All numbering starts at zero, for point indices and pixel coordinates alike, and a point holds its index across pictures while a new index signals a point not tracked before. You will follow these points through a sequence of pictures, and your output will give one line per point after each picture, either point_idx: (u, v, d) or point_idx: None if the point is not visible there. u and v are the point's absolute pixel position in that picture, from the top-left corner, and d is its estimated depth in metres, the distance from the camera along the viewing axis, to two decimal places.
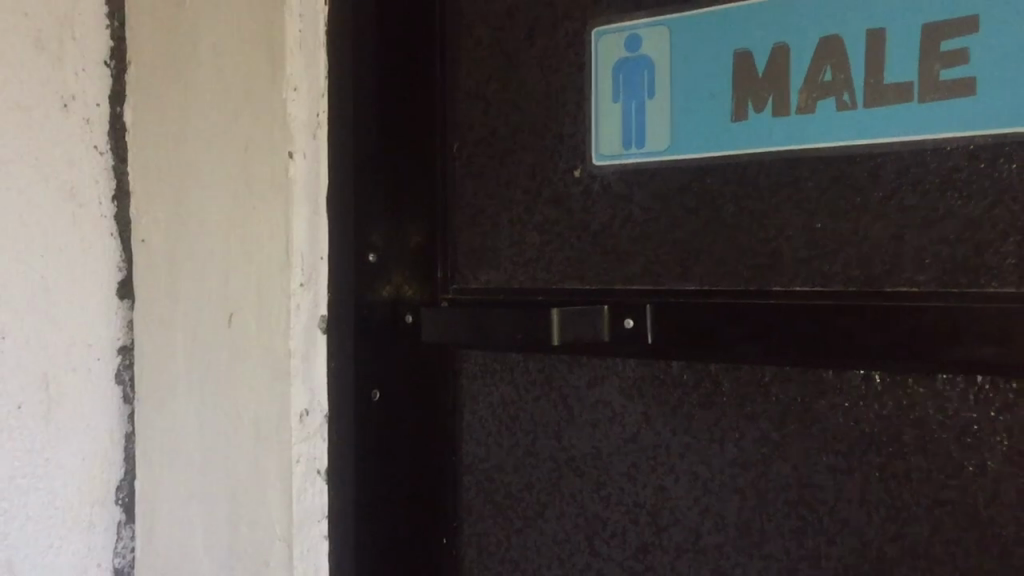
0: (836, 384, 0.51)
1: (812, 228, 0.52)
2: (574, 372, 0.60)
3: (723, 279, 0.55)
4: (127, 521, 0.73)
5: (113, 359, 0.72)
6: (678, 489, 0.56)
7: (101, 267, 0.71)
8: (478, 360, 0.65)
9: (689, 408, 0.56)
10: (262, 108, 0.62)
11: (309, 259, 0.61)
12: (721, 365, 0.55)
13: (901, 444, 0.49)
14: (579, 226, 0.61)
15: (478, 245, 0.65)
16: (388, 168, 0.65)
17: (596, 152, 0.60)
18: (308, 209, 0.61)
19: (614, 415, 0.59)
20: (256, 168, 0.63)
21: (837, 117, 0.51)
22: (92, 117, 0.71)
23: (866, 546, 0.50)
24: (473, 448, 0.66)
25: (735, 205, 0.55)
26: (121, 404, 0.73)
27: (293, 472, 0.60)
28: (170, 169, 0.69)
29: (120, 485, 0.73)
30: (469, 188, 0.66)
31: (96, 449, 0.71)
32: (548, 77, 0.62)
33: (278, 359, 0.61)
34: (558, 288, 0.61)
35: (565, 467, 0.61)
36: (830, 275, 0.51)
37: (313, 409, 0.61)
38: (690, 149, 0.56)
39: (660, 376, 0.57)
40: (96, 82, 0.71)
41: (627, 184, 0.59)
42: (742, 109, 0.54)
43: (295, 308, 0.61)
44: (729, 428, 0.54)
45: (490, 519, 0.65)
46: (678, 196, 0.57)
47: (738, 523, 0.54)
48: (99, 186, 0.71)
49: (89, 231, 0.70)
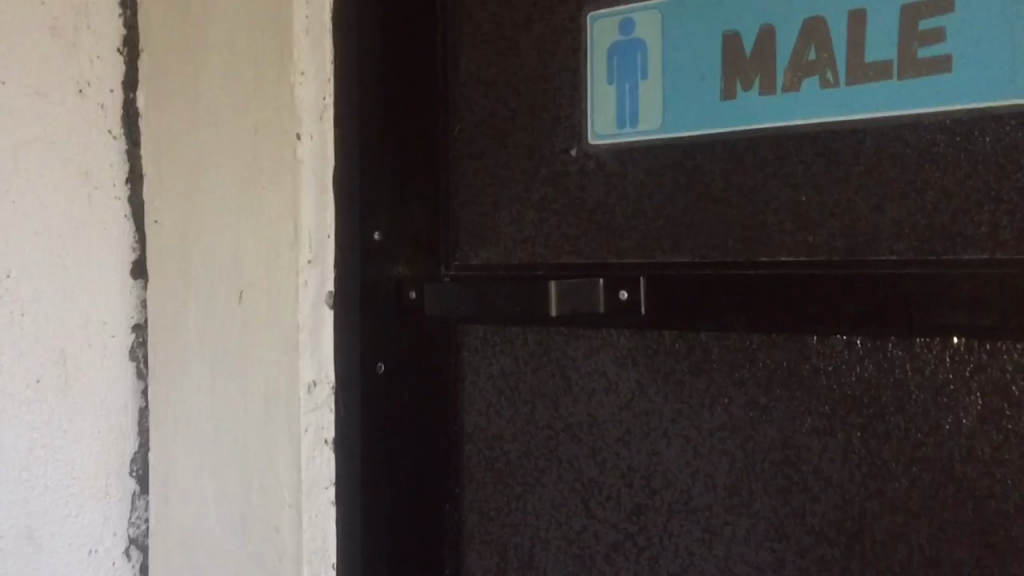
0: (820, 350, 0.53)
1: (796, 201, 0.55)
2: (570, 343, 0.63)
3: (712, 251, 0.57)
4: (141, 492, 0.75)
5: (128, 336, 0.75)
6: (670, 453, 0.59)
7: (116, 247, 0.74)
8: (479, 334, 0.68)
9: (680, 375, 0.58)
10: (270, 92, 0.65)
11: (316, 237, 0.64)
12: (710, 333, 0.57)
13: (881, 405, 0.52)
14: (575, 202, 0.63)
15: (479, 223, 0.68)
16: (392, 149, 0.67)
17: (592, 131, 0.62)
18: (315, 188, 0.64)
19: (609, 384, 0.61)
20: (265, 150, 0.65)
21: (820, 95, 0.53)
22: (106, 103, 0.73)
23: (848, 502, 0.53)
24: (474, 418, 0.69)
25: (724, 180, 0.57)
26: (135, 379, 0.75)
27: (301, 440, 0.63)
28: (182, 152, 0.72)
29: (135, 457, 0.75)
30: (469, 168, 0.69)
31: (111, 422, 0.74)
32: (545, 61, 0.65)
33: (286, 333, 0.64)
34: (558, 264, 0.64)
35: (563, 434, 0.63)
36: (814, 246, 0.54)
37: (320, 381, 0.64)
38: (682, 127, 0.58)
39: (653, 345, 0.59)
40: (110, 69, 0.74)
41: (621, 162, 0.61)
42: (730, 88, 0.56)
43: (302, 283, 0.63)
44: (718, 393, 0.57)
45: (491, 487, 0.68)
46: (670, 173, 0.59)
47: (727, 484, 0.57)
48: (113, 169, 0.74)
49: (104, 212, 0.73)
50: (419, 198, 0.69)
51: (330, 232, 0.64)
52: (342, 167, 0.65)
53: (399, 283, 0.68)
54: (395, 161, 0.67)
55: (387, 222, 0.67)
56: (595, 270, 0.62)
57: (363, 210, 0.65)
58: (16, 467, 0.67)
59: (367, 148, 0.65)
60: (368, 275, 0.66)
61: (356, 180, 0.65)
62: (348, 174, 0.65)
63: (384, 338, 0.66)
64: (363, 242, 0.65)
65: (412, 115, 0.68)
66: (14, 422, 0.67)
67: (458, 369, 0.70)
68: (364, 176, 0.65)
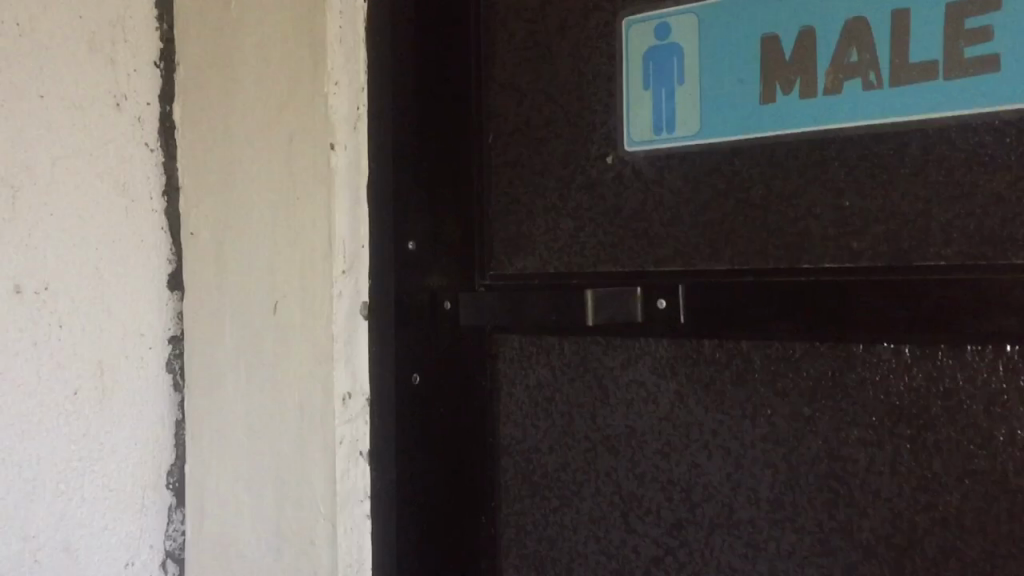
0: (866, 359, 0.52)
1: (840, 206, 0.53)
2: (608, 353, 0.62)
3: (753, 259, 0.56)
4: (178, 504, 0.75)
5: (164, 348, 0.75)
6: (711, 466, 0.57)
7: (153, 259, 0.74)
8: (515, 344, 0.67)
9: (720, 386, 0.57)
10: (304, 102, 0.65)
11: (350, 247, 0.63)
12: (752, 342, 0.56)
13: (931, 415, 0.50)
14: (612, 210, 0.62)
15: (514, 233, 0.67)
16: (427, 158, 0.67)
17: (628, 138, 0.61)
18: (348, 198, 0.63)
19: (648, 395, 0.60)
20: (299, 160, 0.65)
21: (862, 96, 0.52)
22: (143, 115, 0.74)
23: (897, 517, 0.51)
24: (512, 430, 0.68)
25: (764, 186, 0.56)
26: (172, 391, 0.75)
27: (337, 452, 0.62)
28: (217, 164, 0.72)
29: (171, 469, 0.75)
30: (504, 177, 0.68)
31: (148, 435, 0.74)
32: (580, 68, 0.64)
33: (321, 344, 0.63)
34: (595, 271, 0.63)
35: (600, 446, 0.62)
36: (858, 251, 0.52)
37: (355, 392, 0.63)
38: (718, 133, 0.57)
39: (693, 355, 0.58)
40: (146, 82, 0.74)
41: (658, 169, 0.60)
42: (770, 91, 0.55)
43: (335, 294, 0.63)
44: (760, 404, 0.55)
45: (528, 499, 0.67)
46: (708, 179, 0.58)
47: (770, 497, 0.55)
48: (150, 181, 0.74)
49: (141, 224, 0.73)
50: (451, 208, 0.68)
51: (363, 242, 0.64)
52: (377, 177, 0.64)
53: (431, 294, 0.67)
54: (429, 170, 0.67)
55: (423, 231, 0.66)
56: (636, 278, 0.60)
57: (400, 221, 0.65)
58: (54, 479, 0.67)
59: (401, 158, 0.65)
60: (404, 288, 0.65)
61: (391, 190, 0.64)
62: (385, 185, 0.64)
63: (420, 350, 0.66)
64: (399, 253, 0.65)
65: (446, 125, 0.68)
66: (52, 434, 0.67)
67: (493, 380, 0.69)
68: (397, 186, 0.64)
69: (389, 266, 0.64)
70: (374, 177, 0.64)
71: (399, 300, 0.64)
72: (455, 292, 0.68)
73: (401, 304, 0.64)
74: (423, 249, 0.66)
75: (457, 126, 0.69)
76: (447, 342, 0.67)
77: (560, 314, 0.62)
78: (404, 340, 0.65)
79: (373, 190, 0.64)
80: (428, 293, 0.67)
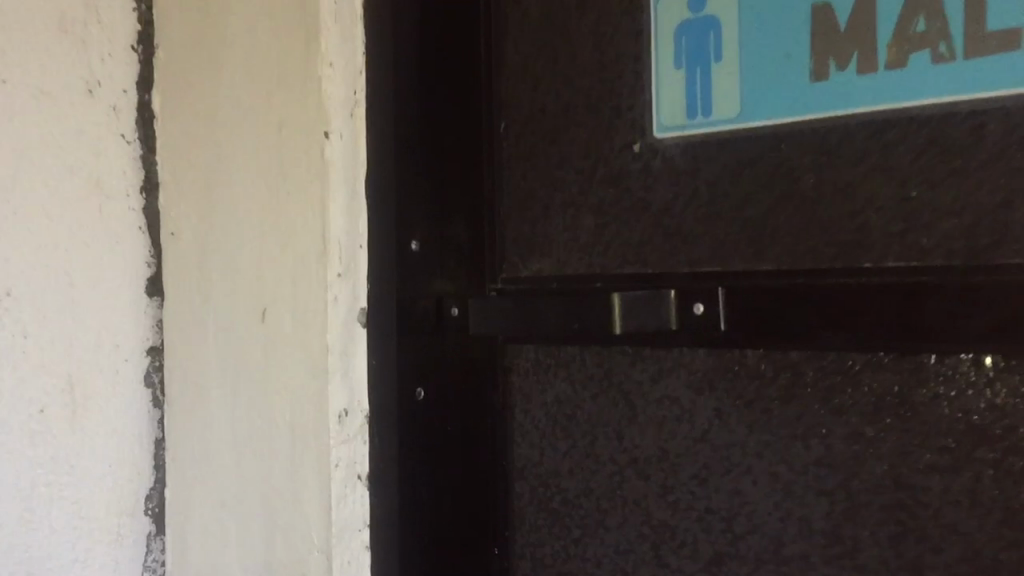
0: (939, 372, 0.45)
1: (905, 196, 0.46)
2: (636, 365, 0.55)
3: (803, 257, 0.49)
4: (158, 532, 0.68)
5: (143, 360, 0.68)
6: (756, 494, 0.50)
7: (130, 262, 0.67)
8: (530, 356, 0.60)
9: (766, 403, 0.50)
10: (294, 86, 0.58)
11: (346, 246, 0.57)
12: (804, 353, 0.48)
13: (1017, 438, 0.43)
14: (638, 205, 0.55)
15: (528, 230, 0.61)
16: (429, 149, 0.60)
17: (657, 124, 0.55)
18: (344, 193, 0.57)
19: (682, 412, 0.53)
20: (289, 151, 0.59)
21: (932, 70, 0.45)
22: (119, 104, 0.67)
23: (977, 555, 0.44)
24: (526, 451, 0.61)
25: (815, 175, 0.49)
26: (151, 407, 0.68)
27: (332, 477, 0.55)
28: (200, 158, 0.65)
29: (150, 494, 0.68)
30: (518, 169, 0.61)
31: (124, 456, 0.67)
32: (602, 46, 0.57)
33: (314, 355, 0.57)
34: (618, 271, 0.56)
35: (628, 470, 0.55)
36: (928, 248, 0.45)
37: (352, 410, 0.57)
38: (761, 117, 0.51)
39: (734, 367, 0.51)
40: (123, 67, 0.67)
41: (692, 157, 0.53)
42: (823, 66, 0.49)
43: (330, 299, 0.56)
44: (813, 424, 0.48)
45: (546, 529, 0.60)
46: (750, 168, 0.51)
47: (826, 530, 0.48)
48: (127, 177, 0.67)
49: (117, 223, 0.67)
50: (456, 203, 0.62)
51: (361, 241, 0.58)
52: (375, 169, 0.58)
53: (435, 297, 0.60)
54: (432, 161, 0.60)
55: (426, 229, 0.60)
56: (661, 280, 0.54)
57: (399, 219, 0.58)
58: (17, 507, 0.60)
59: (399, 148, 0.58)
60: (405, 293, 0.58)
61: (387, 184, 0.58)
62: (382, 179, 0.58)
63: (420, 360, 0.59)
64: (400, 254, 0.58)
65: (450, 113, 0.61)
66: (15, 457, 0.60)
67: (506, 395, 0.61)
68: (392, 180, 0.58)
69: (388, 268, 0.58)
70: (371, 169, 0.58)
71: (397, 307, 0.58)
72: (462, 296, 0.62)
73: (401, 308, 0.58)
74: (425, 249, 0.60)
75: (463, 113, 0.62)
76: (450, 351, 0.61)
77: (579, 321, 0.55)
78: (403, 350, 0.58)
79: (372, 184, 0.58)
80: (430, 297, 0.60)
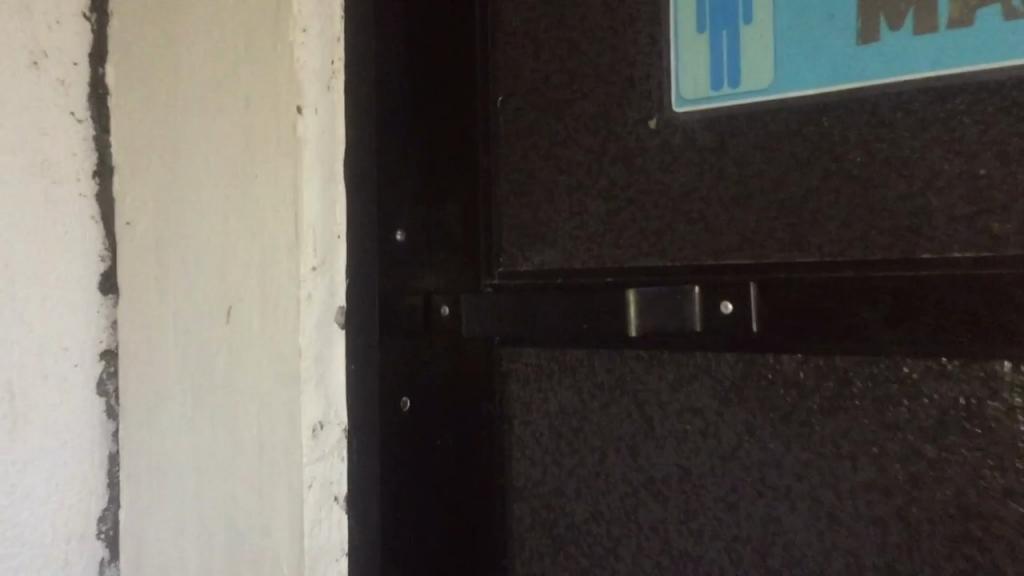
0: (1015, 383, 0.38)
1: (971, 176, 0.40)
2: (652, 372, 0.48)
3: (850, 247, 0.42)
4: (112, 558, 0.62)
5: (95, 366, 0.61)
6: (794, 521, 0.43)
7: (81, 256, 0.60)
8: (532, 360, 0.53)
9: (806, 416, 0.43)
10: (264, 55, 0.51)
11: (321, 237, 0.50)
12: (851, 359, 0.42)
13: None
14: (655, 189, 0.48)
15: (528, 218, 0.54)
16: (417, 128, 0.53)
17: (675, 96, 0.48)
18: (318, 176, 0.50)
19: (707, 426, 0.46)
20: (257, 128, 0.52)
21: (1005, 29, 0.39)
22: (68, 79, 0.60)
23: None
24: (526, 468, 0.54)
25: (863, 152, 0.42)
26: (105, 418, 0.61)
27: (303, 500, 0.49)
28: (159, 139, 0.58)
29: (103, 516, 0.61)
30: (518, 149, 0.54)
31: (73, 474, 0.60)
32: (613, 9, 0.50)
33: (286, 360, 0.50)
34: (631, 264, 0.49)
35: (643, 492, 0.48)
36: (1001, 236, 0.39)
37: (328, 423, 0.50)
38: (802, 86, 0.44)
39: (768, 376, 0.44)
40: (74, 38, 0.60)
41: (718, 135, 0.47)
42: (872, 26, 0.42)
43: (303, 297, 0.49)
44: (863, 441, 0.42)
45: (549, 557, 0.53)
46: (785, 146, 0.45)
47: (879, 565, 0.41)
48: (77, 160, 0.60)
49: (65, 212, 0.60)
50: (447, 189, 0.54)
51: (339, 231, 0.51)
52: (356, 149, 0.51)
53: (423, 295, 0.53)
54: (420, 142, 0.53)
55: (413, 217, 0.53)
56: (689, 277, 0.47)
57: (384, 206, 0.51)
58: None
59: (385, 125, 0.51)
60: (389, 290, 0.51)
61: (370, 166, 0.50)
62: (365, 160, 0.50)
63: (406, 366, 0.52)
64: (384, 246, 0.51)
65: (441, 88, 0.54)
66: None
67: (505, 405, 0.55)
68: (376, 163, 0.50)
69: (369, 261, 0.50)
70: (350, 149, 0.51)
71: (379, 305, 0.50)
72: (454, 294, 0.54)
73: (384, 307, 0.51)
74: (411, 240, 0.52)
75: (454, 88, 0.55)
76: (440, 356, 0.53)
77: (587, 324, 0.48)
78: (386, 354, 0.51)
79: (351, 166, 0.51)
80: (417, 295, 0.53)
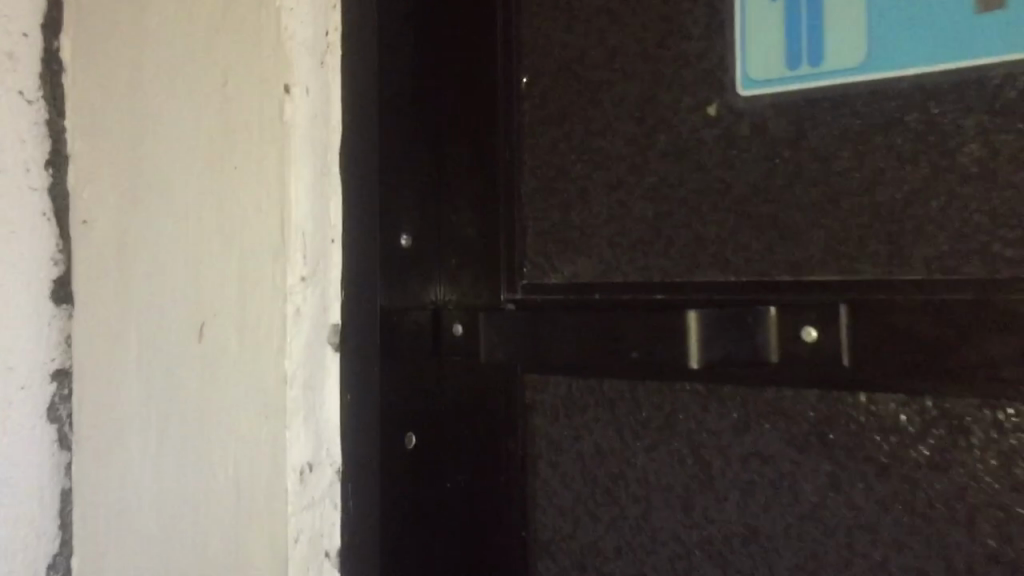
0: None
1: None
2: (711, 410, 0.40)
3: (967, 263, 0.34)
4: None
5: (45, 388, 0.52)
6: None
7: (31, 260, 0.52)
8: (562, 392, 0.44)
9: (908, 470, 0.35)
10: (244, 24, 0.43)
11: (312, 242, 0.42)
12: (967, 402, 0.34)
13: None
14: (714, 188, 0.40)
15: (558, 220, 0.44)
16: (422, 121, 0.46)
17: (742, 77, 0.39)
18: (309, 170, 0.42)
19: (780, 478, 0.38)
20: (236, 110, 0.44)
21: None
22: (18, 53, 0.52)
23: None
24: (552, 521, 0.44)
25: (983, 146, 0.34)
26: (57, 448, 0.53)
27: (289, 556, 0.41)
28: (124, 125, 0.50)
29: (53, 563, 0.52)
30: (544, 138, 0.45)
31: (19, 514, 0.51)
32: None
33: (269, 387, 0.42)
34: (694, 280, 0.40)
35: (698, 553, 0.40)
36: None
37: (318, 463, 0.42)
38: (898, 64, 0.36)
39: (858, 419, 0.36)
40: (24, 5, 0.52)
41: (794, 123, 0.38)
42: None
43: (289, 314, 0.41)
44: (983, 504, 0.34)
45: None
46: (881, 138, 0.36)
47: None
48: (24, 147, 0.52)
49: (12, 208, 0.51)
50: (461, 190, 0.47)
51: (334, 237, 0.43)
52: (355, 140, 0.43)
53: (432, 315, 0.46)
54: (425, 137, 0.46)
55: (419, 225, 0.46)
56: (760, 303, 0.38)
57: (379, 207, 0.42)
58: None
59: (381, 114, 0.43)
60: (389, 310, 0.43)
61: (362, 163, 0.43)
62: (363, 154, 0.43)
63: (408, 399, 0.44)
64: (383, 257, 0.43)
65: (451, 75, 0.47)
66: None
67: (528, 446, 0.45)
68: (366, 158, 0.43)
69: (368, 277, 0.43)
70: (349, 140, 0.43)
71: (376, 329, 0.43)
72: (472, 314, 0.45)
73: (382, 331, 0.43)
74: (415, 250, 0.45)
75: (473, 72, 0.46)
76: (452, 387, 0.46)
77: (623, 347, 0.40)
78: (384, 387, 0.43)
79: (349, 159, 0.43)
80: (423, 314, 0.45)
